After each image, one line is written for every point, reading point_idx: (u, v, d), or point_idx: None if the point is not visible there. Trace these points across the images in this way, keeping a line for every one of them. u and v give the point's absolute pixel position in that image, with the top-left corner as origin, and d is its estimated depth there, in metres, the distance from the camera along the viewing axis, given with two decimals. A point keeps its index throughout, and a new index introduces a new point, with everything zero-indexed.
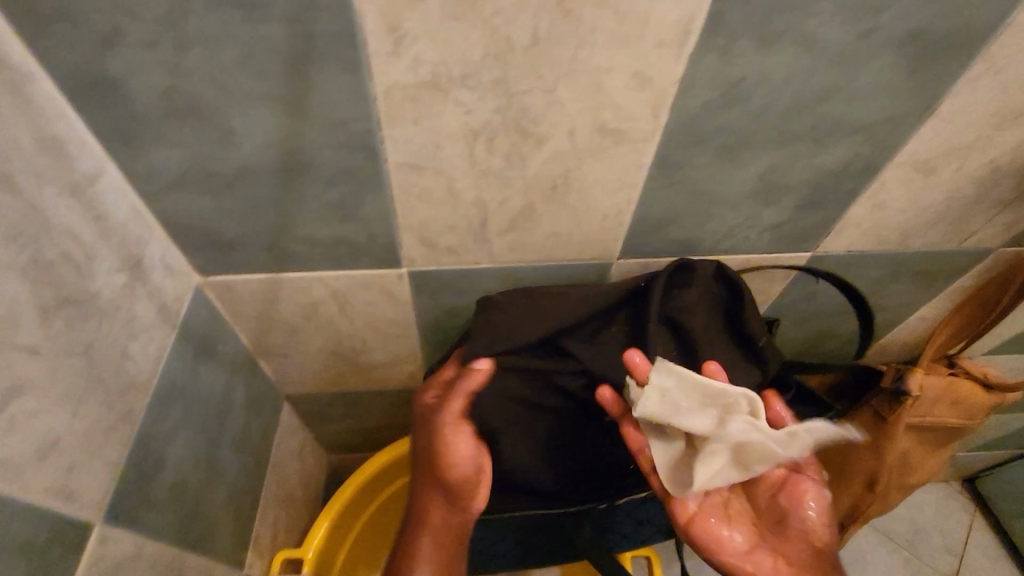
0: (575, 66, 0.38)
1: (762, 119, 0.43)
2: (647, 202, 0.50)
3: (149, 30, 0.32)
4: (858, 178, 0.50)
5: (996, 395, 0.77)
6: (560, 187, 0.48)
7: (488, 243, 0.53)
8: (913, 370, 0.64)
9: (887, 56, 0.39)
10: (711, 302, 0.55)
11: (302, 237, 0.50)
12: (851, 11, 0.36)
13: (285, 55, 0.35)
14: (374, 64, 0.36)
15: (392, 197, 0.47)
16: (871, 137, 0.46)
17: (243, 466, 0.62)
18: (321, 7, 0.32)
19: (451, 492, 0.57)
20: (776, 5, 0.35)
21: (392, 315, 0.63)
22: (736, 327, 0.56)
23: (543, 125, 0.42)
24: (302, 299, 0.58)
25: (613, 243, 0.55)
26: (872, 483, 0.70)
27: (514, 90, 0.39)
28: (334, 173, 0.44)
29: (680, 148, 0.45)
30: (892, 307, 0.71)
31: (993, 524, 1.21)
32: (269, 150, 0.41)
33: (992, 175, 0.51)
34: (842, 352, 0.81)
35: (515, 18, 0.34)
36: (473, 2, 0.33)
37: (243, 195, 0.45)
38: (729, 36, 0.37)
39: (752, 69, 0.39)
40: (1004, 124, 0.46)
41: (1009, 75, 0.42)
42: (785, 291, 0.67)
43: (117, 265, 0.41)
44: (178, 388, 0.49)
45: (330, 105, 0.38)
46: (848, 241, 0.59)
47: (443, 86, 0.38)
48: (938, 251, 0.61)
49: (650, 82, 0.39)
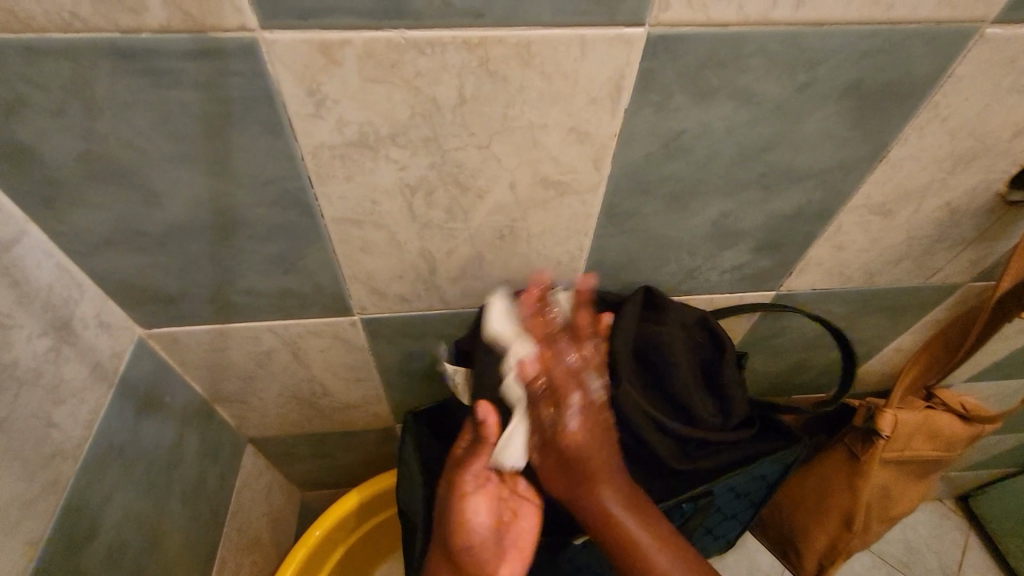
0: (507, 123, 0.37)
1: (708, 168, 0.42)
2: (600, 248, 0.49)
3: (55, 99, 0.31)
4: (814, 222, 0.49)
5: (975, 428, 0.72)
6: (507, 237, 0.46)
7: (439, 290, 0.52)
8: (883, 411, 0.62)
9: (826, 108, 0.39)
10: (684, 318, 0.53)
11: (244, 289, 0.48)
12: (784, 66, 0.35)
13: (201, 118, 0.34)
14: (297, 126, 0.35)
15: (333, 250, 0.45)
16: (822, 182, 0.45)
17: (196, 519, 0.60)
18: (234, 73, 0.32)
19: (544, 473, 0.49)
20: (707, 62, 0.35)
21: (350, 360, 0.61)
22: (707, 339, 0.54)
23: (481, 179, 0.41)
24: (252, 347, 0.56)
25: (570, 287, 0.54)
26: (849, 523, 0.68)
27: (447, 147, 0.38)
28: (269, 228, 0.43)
29: (627, 198, 0.44)
30: (864, 341, 0.69)
31: (988, 547, 1.16)
32: (197, 210, 0.40)
33: (951, 216, 0.50)
34: (818, 383, 0.79)
35: (438, 79, 0.33)
36: (393, 66, 0.32)
37: (176, 252, 0.43)
38: (663, 92, 0.36)
39: (691, 122, 0.38)
40: (956, 168, 0.45)
41: (955, 122, 0.41)
42: (753, 327, 0.65)
43: (39, 329, 0.40)
44: (116, 449, 0.47)
45: (255, 165, 0.37)
46: (812, 280, 0.57)
47: (372, 145, 0.37)
48: (905, 287, 0.60)
49: (587, 136, 0.39)
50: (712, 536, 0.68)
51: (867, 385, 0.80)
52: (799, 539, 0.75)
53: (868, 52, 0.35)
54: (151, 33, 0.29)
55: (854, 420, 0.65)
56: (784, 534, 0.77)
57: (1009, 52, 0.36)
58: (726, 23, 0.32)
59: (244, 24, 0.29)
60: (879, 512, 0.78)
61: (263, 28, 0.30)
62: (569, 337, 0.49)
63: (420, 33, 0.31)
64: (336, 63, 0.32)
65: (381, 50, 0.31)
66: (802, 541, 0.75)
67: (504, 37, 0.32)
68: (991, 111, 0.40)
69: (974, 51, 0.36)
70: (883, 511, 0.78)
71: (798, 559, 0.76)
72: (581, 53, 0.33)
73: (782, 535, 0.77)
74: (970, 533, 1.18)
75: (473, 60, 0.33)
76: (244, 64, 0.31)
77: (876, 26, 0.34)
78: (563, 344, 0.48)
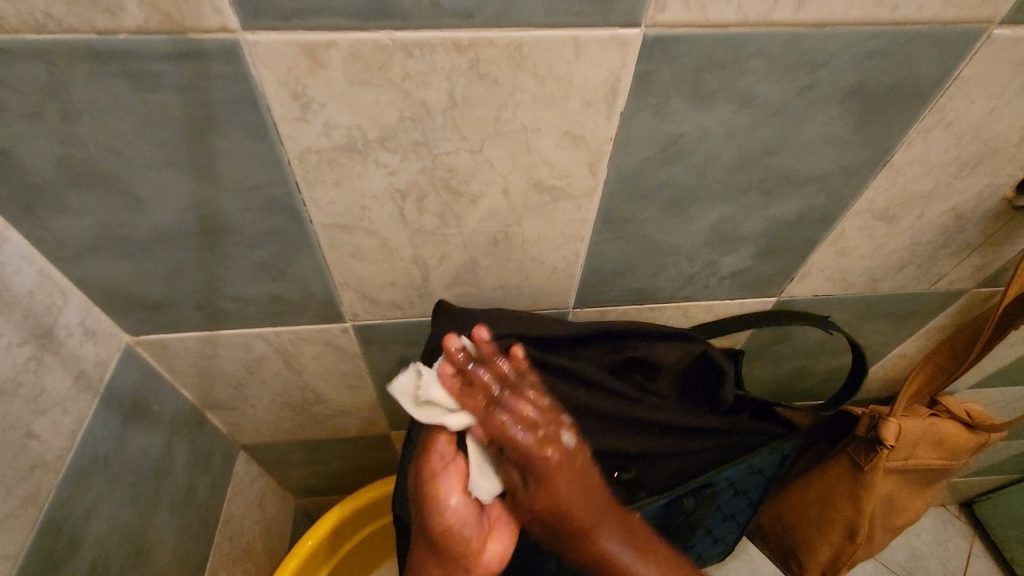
0: (499, 126, 0.36)
1: (706, 172, 0.41)
2: (596, 254, 0.48)
3: (31, 103, 0.31)
4: (816, 227, 0.48)
5: (980, 435, 0.71)
6: (501, 243, 0.45)
7: (433, 297, 0.51)
8: (886, 420, 0.61)
9: (828, 112, 0.37)
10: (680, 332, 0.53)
11: (232, 296, 0.47)
12: (785, 69, 0.34)
13: (183, 122, 0.33)
14: (283, 130, 0.34)
15: (323, 256, 0.44)
16: (824, 187, 0.44)
17: (185, 530, 0.59)
18: (216, 76, 0.31)
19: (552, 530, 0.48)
20: (706, 64, 0.34)
21: (343, 366, 0.60)
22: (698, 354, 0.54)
23: (473, 184, 0.40)
24: (243, 354, 0.55)
25: (566, 294, 0.52)
26: (853, 533, 0.67)
27: (438, 151, 0.37)
28: (257, 234, 0.41)
29: (624, 204, 0.43)
30: (866, 347, 0.68)
31: (993, 554, 1.15)
32: (182, 215, 0.39)
33: (957, 222, 0.49)
34: (820, 390, 0.77)
35: (427, 82, 0.32)
36: (381, 68, 0.31)
37: (162, 259, 0.42)
38: (661, 95, 0.35)
39: (690, 125, 0.37)
40: (962, 173, 0.44)
41: (961, 126, 0.40)
42: (753, 333, 0.64)
43: (20, 338, 0.39)
44: (100, 459, 0.46)
45: (240, 169, 0.36)
46: (814, 286, 0.56)
47: (361, 149, 0.36)
48: (909, 293, 0.59)
49: (583, 140, 0.37)
50: (713, 547, 0.67)
51: (868, 392, 0.78)
52: (802, 551, 0.73)
53: (872, 54, 0.34)
54: (129, 35, 0.28)
55: (857, 429, 0.64)
56: (786, 547, 0.75)
57: (1017, 54, 0.35)
58: (725, 24, 0.31)
59: (224, 26, 0.28)
60: (884, 521, 0.76)
61: (244, 29, 0.29)
62: (513, 390, 0.45)
63: (408, 34, 0.30)
64: (322, 65, 0.31)
65: (368, 51, 0.30)
66: (805, 554, 0.73)
67: (495, 38, 0.31)
68: (998, 114, 0.39)
69: (981, 53, 0.35)
70: (888, 520, 0.76)
71: (800, 572, 0.75)
72: (576, 55, 0.32)
73: (784, 548, 0.76)
74: (974, 540, 1.17)
75: (464, 61, 0.32)
76: (226, 66, 0.30)
77: (880, 28, 0.33)
78: (506, 399, 0.44)
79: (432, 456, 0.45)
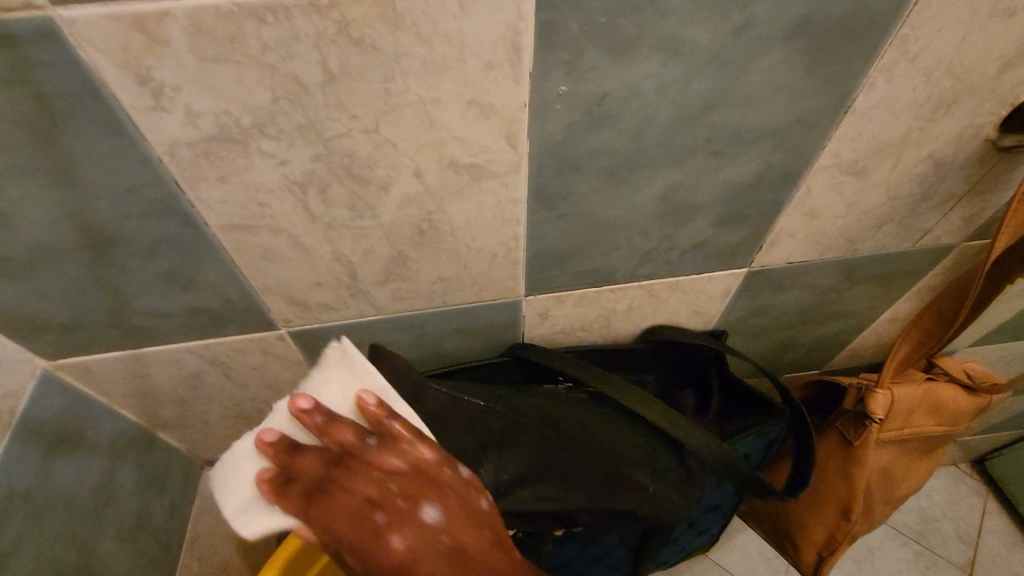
0: (392, 100, 0.31)
1: (643, 136, 0.36)
2: (538, 237, 0.44)
3: None
4: (778, 189, 0.43)
5: (982, 397, 0.67)
6: (428, 232, 0.41)
7: (367, 296, 0.46)
8: (873, 391, 0.57)
9: (771, 55, 0.33)
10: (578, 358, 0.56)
11: (144, 310, 0.43)
12: (712, 6, 0.30)
13: (22, 121, 0.29)
14: (140, 123, 0.30)
15: (232, 261, 0.40)
16: (781, 142, 0.39)
17: (138, 557, 0.56)
18: (39, 65, 0.26)
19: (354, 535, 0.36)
20: (618, 8, 0.29)
21: (292, 374, 0.56)
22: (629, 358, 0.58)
23: (380, 169, 0.35)
24: (176, 371, 0.51)
25: (514, 281, 0.48)
26: (846, 511, 0.63)
27: (327, 134, 0.32)
28: (151, 243, 0.38)
29: (556, 178, 0.38)
30: (855, 313, 0.63)
31: (1009, 510, 1.10)
32: (58, 229, 0.35)
33: (935, 170, 0.44)
34: (812, 359, 0.73)
35: (293, 53, 0.28)
36: (233, 40, 0.27)
37: (51, 278, 0.38)
38: (572, 50, 0.30)
39: (614, 82, 0.33)
40: (936, 115, 0.39)
41: (930, 60, 0.35)
42: (731, 307, 0.58)
43: None
44: (20, 496, 0.43)
45: (108, 173, 0.32)
46: (786, 253, 0.51)
47: (238, 138, 0.32)
48: (895, 252, 0.54)
49: (492, 110, 0.33)
50: (705, 536, 0.66)
51: (863, 356, 0.73)
52: (797, 533, 0.70)
53: None
54: None
55: (845, 402, 0.61)
56: (780, 530, 0.73)
57: None
58: None
59: (28, 2, 0.24)
60: (884, 491, 0.72)
61: (55, 5, 0.24)
62: (354, 457, 0.39)
63: None
64: (161, 41, 0.26)
65: (212, 21, 0.26)
66: (801, 534, 0.70)
67: None
68: (969, 44, 0.34)
69: None
70: (888, 490, 0.72)
71: (796, 553, 0.72)
72: (460, 8, 0.28)
73: (779, 532, 0.73)
74: (988, 497, 1.12)
75: (329, 25, 0.27)
76: (48, 51, 0.26)
77: None
78: (347, 475, 0.38)
79: (349, 505, 0.37)
